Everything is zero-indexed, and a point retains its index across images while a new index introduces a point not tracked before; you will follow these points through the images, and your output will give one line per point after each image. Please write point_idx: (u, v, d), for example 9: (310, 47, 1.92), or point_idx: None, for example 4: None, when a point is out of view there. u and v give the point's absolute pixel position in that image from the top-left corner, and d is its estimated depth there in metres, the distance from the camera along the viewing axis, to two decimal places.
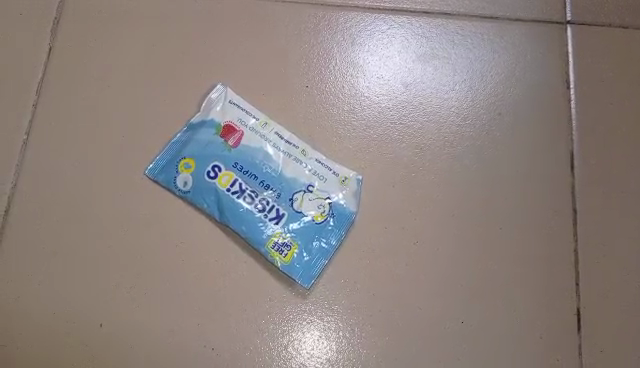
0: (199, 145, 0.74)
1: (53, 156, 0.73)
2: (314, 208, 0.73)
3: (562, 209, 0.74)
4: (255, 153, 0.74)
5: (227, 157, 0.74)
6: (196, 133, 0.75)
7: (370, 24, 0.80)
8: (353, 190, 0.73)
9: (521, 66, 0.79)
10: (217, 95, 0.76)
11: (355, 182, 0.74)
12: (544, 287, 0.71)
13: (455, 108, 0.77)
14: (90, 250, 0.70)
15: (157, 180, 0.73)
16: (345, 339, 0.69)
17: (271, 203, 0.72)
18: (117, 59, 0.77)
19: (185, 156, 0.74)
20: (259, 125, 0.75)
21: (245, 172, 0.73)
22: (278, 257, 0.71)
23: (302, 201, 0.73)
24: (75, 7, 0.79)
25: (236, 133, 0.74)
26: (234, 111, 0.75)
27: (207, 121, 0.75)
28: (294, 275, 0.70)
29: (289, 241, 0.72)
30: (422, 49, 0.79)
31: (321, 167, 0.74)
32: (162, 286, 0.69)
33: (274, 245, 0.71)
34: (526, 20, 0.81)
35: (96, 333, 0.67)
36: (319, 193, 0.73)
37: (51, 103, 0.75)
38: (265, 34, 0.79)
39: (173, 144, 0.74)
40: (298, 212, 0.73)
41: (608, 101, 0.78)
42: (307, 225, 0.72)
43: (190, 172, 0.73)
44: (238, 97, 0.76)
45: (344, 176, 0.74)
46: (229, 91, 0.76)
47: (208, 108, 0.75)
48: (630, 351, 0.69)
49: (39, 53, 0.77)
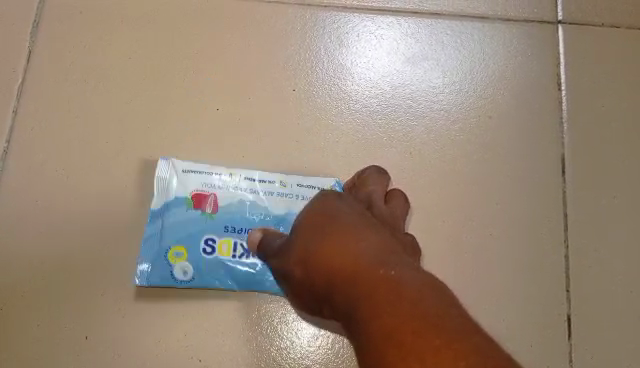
0: (180, 232, 0.69)
1: (33, 164, 0.71)
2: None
3: (552, 214, 0.73)
4: (237, 206, 0.70)
5: (211, 225, 0.70)
6: (167, 219, 0.69)
7: (357, 24, 0.78)
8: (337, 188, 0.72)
9: (511, 67, 0.78)
10: (166, 172, 0.71)
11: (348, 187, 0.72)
12: (534, 293, 0.70)
13: (445, 111, 0.76)
14: (74, 261, 0.69)
15: (154, 285, 0.68)
16: (335, 347, 0.69)
17: None
18: (99, 63, 0.75)
19: (170, 245, 0.69)
20: (227, 177, 0.71)
21: (238, 230, 0.70)
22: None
23: None
24: (55, 7, 0.77)
25: (208, 198, 0.70)
26: (195, 178, 0.71)
27: (171, 200, 0.70)
28: None
29: None
30: (410, 50, 0.78)
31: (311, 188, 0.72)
32: (147, 297, 0.69)
33: None
34: (517, 20, 0.79)
35: (81, 344, 0.67)
36: None
37: (31, 109, 0.73)
38: (249, 36, 0.77)
39: (149, 240, 0.69)
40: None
41: (599, 104, 0.76)
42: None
43: (185, 259, 0.69)
44: (188, 163, 0.71)
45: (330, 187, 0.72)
46: (173, 163, 0.71)
47: (164, 193, 0.70)
48: (622, 358, 0.69)
49: (19, 57, 0.75)
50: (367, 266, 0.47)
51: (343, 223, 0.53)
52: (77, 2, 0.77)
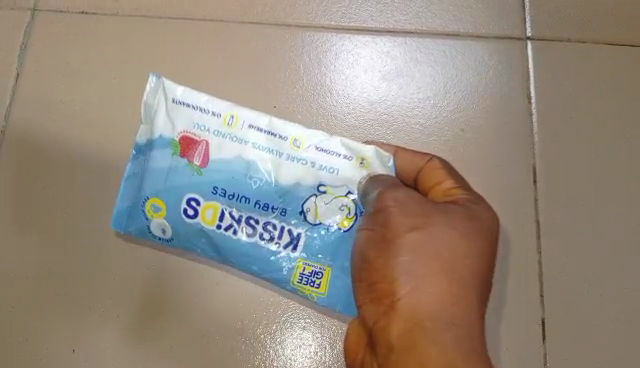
0: (160, 182, 0.70)
1: (25, 183, 0.75)
2: (337, 212, 0.69)
3: (525, 223, 0.76)
4: (233, 164, 0.70)
5: (197, 181, 0.70)
6: (148, 159, 0.71)
7: (336, 43, 0.81)
8: (389, 166, 0.70)
9: (483, 82, 0.81)
10: (158, 92, 0.71)
11: (375, 156, 0.70)
12: (510, 298, 0.73)
13: (420, 125, 0.79)
14: (66, 276, 0.73)
15: (129, 232, 0.71)
16: (318, 355, 0.71)
17: (278, 226, 0.69)
18: (86, 83, 0.78)
19: (150, 196, 0.70)
20: (227, 126, 0.70)
21: (230, 197, 0.69)
22: (313, 289, 0.69)
23: (317, 210, 0.69)
24: (42, 30, 0.79)
25: (198, 146, 0.70)
26: (184, 115, 0.70)
27: (157, 139, 0.70)
28: (334, 304, 0.69)
29: (320, 268, 0.69)
30: (387, 67, 0.81)
31: (329, 158, 0.70)
32: (137, 309, 0.72)
33: (301, 277, 0.69)
34: (487, 37, 0.82)
35: (69, 358, 0.71)
36: (332, 191, 0.69)
37: (21, 129, 0.76)
38: (231, 55, 0.80)
39: (129, 181, 0.71)
40: (317, 225, 0.69)
41: (568, 115, 0.80)
42: (335, 234, 0.69)
43: (162, 215, 0.70)
44: (191, 97, 0.71)
45: (361, 157, 0.70)
46: (165, 83, 0.71)
47: (150, 122, 0.71)
48: (586, 363, 0.72)
49: (8, 78, 0.78)
50: (438, 326, 0.55)
51: (442, 265, 0.58)
52: (63, 25, 0.80)
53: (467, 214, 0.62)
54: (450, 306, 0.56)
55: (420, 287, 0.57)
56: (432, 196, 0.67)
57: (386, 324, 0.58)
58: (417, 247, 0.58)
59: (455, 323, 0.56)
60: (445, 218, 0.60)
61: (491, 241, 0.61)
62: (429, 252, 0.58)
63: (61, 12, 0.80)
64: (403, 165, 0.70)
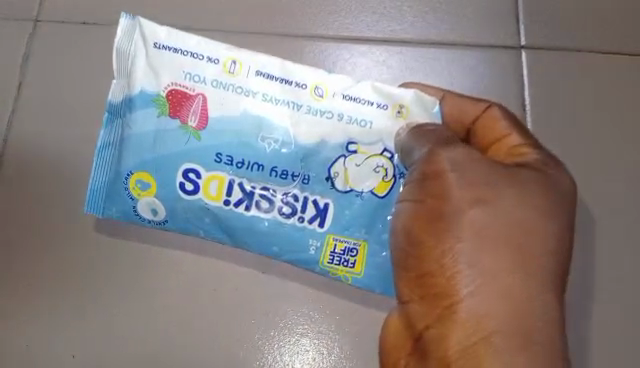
0: (145, 154, 0.69)
1: (25, 189, 0.75)
2: (368, 176, 0.69)
3: None
4: (235, 124, 0.69)
5: (192, 148, 0.69)
6: (128, 124, 0.70)
7: (333, 52, 0.82)
8: (435, 111, 0.70)
9: (478, 90, 0.82)
10: (136, 33, 0.70)
11: (415, 99, 0.70)
12: None
13: None
14: (65, 281, 0.73)
15: (111, 214, 0.71)
16: (316, 360, 0.71)
17: (302, 197, 0.69)
18: (87, 92, 0.79)
19: (133, 172, 0.69)
20: (227, 74, 0.70)
21: (236, 164, 0.69)
22: (346, 269, 0.70)
23: (347, 175, 0.69)
24: (44, 40, 0.81)
25: (191, 101, 0.69)
26: (169, 67, 0.70)
27: (137, 95, 0.70)
28: (373, 286, 0.70)
29: (355, 246, 0.69)
30: (383, 76, 0.82)
31: (359, 107, 0.70)
32: (135, 313, 0.72)
33: (332, 257, 0.69)
34: (482, 46, 0.83)
35: (67, 363, 0.71)
36: (365, 150, 0.70)
37: (22, 137, 0.77)
38: None
39: (104, 156, 0.71)
40: (348, 191, 0.69)
41: (562, 122, 0.81)
42: (372, 202, 0.69)
43: (150, 193, 0.69)
44: (174, 41, 0.70)
45: (398, 104, 0.70)
46: (141, 22, 0.70)
47: (130, 73, 0.70)
48: None
49: (10, 87, 0.79)
50: (504, 313, 0.55)
51: (515, 241, 0.57)
52: (64, 35, 0.81)
53: (542, 184, 0.60)
54: (521, 284, 0.55)
55: (480, 266, 0.56)
56: (497, 150, 0.68)
57: (442, 331, 0.57)
58: (481, 229, 0.57)
59: (529, 337, 0.54)
60: (516, 194, 0.59)
61: (568, 213, 0.59)
62: (494, 229, 0.57)
63: (62, 23, 0.81)
64: (458, 116, 0.72)
